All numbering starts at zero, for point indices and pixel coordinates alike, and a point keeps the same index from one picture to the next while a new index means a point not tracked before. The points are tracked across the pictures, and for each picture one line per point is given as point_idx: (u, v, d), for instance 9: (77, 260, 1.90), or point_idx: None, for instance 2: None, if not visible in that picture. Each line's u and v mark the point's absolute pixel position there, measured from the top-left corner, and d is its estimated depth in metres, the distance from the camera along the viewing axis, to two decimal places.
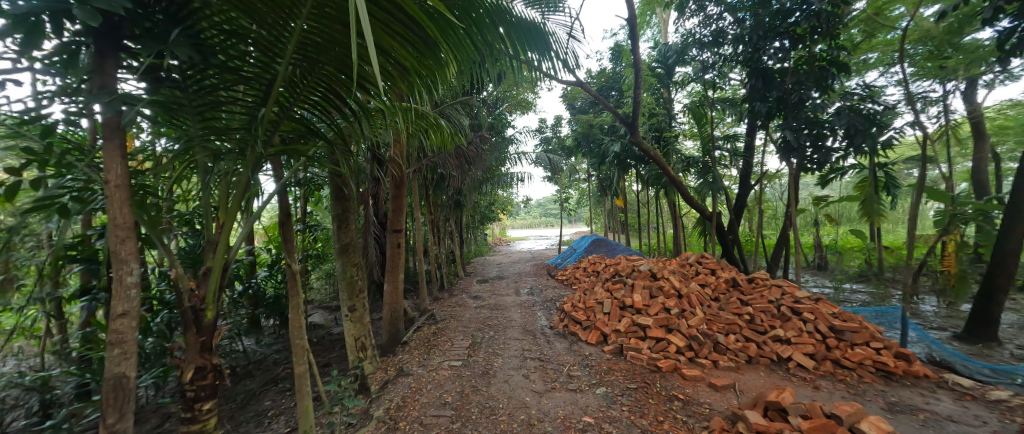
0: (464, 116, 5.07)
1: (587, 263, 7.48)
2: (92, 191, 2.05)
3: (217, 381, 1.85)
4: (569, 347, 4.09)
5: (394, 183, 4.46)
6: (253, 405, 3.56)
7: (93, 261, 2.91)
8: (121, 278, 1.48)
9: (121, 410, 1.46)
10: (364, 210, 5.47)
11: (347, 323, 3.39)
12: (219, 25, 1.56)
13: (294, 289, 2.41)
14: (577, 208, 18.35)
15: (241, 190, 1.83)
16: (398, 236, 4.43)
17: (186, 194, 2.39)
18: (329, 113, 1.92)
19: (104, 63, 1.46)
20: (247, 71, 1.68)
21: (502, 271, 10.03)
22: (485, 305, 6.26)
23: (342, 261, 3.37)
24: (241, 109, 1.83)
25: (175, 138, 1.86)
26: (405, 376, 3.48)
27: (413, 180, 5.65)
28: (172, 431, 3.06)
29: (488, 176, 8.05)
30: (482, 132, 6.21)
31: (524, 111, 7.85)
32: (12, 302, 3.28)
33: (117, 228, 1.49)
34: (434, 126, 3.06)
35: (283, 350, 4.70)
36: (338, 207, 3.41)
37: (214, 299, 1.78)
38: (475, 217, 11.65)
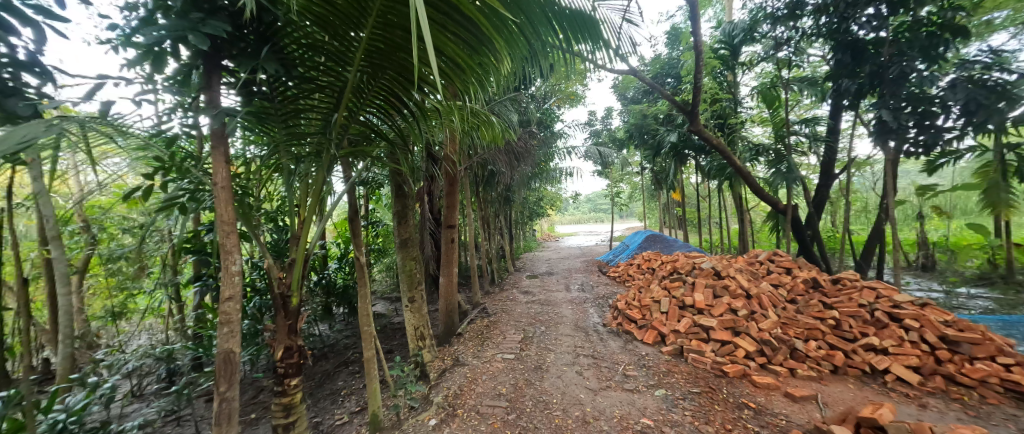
0: (513, 113, 5.10)
1: (642, 260, 7.17)
2: (203, 192, 2.40)
3: (302, 360, 2.06)
4: (624, 346, 3.97)
5: (447, 180, 4.62)
6: (329, 384, 3.93)
7: (203, 252, 3.41)
8: (226, 267, 1.71)
9: (229, 380, 1.69)
10: (420, 207, 5.74)
11: (407, 313, 3.59)
12: (298, 40, 1.72)
13: (362, 280, 2.61)
14: (629, 203, 17.64)
15: (317, 189, 2.02)
16: (452, 232, 4.58)
17: (272, 194, 2.69)
18: (391, 116, 2.03)
19: (211, 81, 1.68)
20: (322, 80, 1.84)
21: (552, 267, 9.98)
22: (536, 300, 6.27)
23: (402, 255, 3.58)
24: (317, 115, 2.00)
25: (263, 145, 2.09)
26: (461, 365, 3.61)
27: (465, 177, 5.81)
28: (265, 403, 3.48)
29: (537, 172, 8.02)
30: (530, 127, 6.20)
31: (572, 104, 7.68)
32: (144, 286, 3.94)
33: (222, 223, 1.72)
34: (485, 125, 3.10)
35: (351, 336, 5.12)
36: (398, 204, 3.62)
37: (297, 287, 1.98)
38: (524, 212, 11.71)
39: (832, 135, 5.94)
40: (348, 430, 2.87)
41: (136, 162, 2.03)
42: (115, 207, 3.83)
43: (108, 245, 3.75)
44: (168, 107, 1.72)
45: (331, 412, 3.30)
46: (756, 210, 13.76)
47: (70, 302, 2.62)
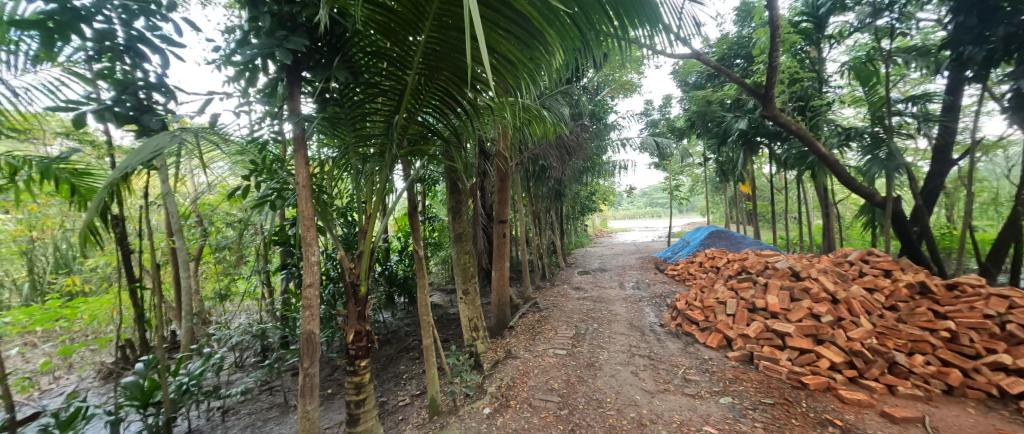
0: (565, 106, 5.03)
1: (705, 258, 6.71)
2: (287, 191, 2.70)
3: (370, 344, 2.25)
4: (684, 348, 3.77)
5: (499, 176, 4.69)
6: (392, 367, 4.23)
7: (288, 243, 3.84)
8: (307, 257, 1.92)
9: (311, 358, 1.90)
10: (474, 202, 5.90)
11: (462, 305, 3.73)
12: (364, 49, 1.87)
13: (420, 272, 2.76)
14: (690, 196, 16.54)
15: (381, 187, 2.18)
16: (503, 226, 4.65)
17: (343, 192, 2.95)
18: (446, 115, 2.12)
19: (293, 92, 1.90)
20: (385, 85, 1.98)
21: (604, 263, 9.73)
22: (588, 296, 6.17)
23: (457, 249, 3.73)
24: (381, 118, 2.16)
25: (336, 147, 2.30)
26: (514, 358, 3.69)
27: (516, 172, 5.87)
28: (338, 381, 3.85)
29: (589, 165, 7.84)
30: (582, 120, 6.07)
31: (627, 94, 7.37)
32: (243, 273, 4.56)
33: (304, 219, 1.93)
34: (538, 120, 3.12)
35: (411, 324, 5.46)
36: (453, 200, 3.77)
37: (365, 277, 2.16)
38: (576, 207, 11.54)
39: (948, 114, 5.04)
40: (410, 412, 3.07)
41: (235, 165, 2.35)
42: (221, 204, 4.48)
43: (215, 236, 4.39)
44: (260, 117, 1.98)
45: (394, 393, 3.55)
46: (844, 203, 12.14)
47: (189, 285, 3.11)
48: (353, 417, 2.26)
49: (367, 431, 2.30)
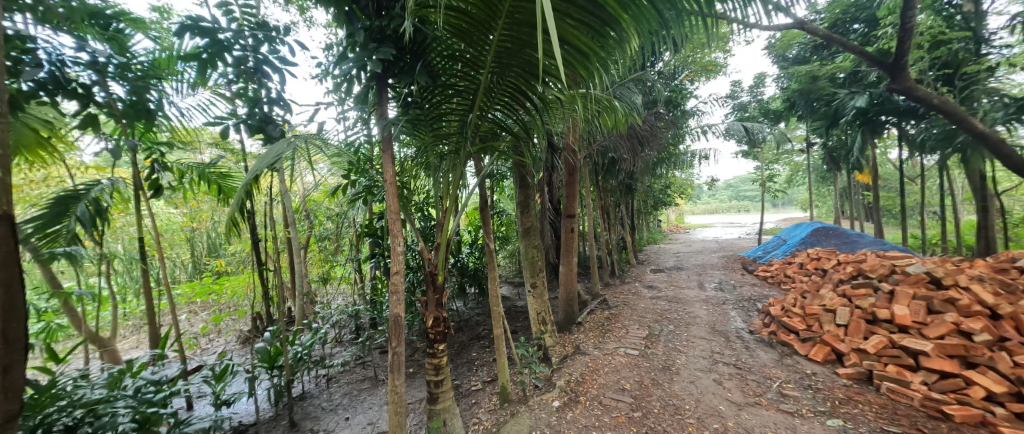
0: (638, 94, 4.76)
1: (807, 259, 5.87)
2: (377, 188, 2.99)
3: (447, 329, 2.41)
4: (779, 360, 3.36)
5: (567, 170, 4.61)
6: (465, 353, 4.48)
7: (374, 235, 4.23)
8: (393, 248, 2.12)
9: (398, 338, 2.10)
10: (541, 196, 5.90)
11: (530, 298, 3.76)
12: (441, 53, 1.97)
13: (491, 264, 2.85)
14: (787, 188, 14.52)
15: (456, 183, 2.30)
16: (572, 221, 4.55)
17: (422, 188, 3.17)
18: (516, 111, 2.16)
19: (381, 98, 2.09)
20: (459, 85, 2.07)
21: (681, 262, 9.06)
22: (662, 296, 5.82)
23: (525, 243, 3.77)
24: (456, 117, 2.27)
25: (416, 147, 2.48)
26: (583, 354, 3.65)
27: (585, 166, 5.73)
28: (418, 361, 4.20)
29: (665, 156, 7.33)
30: (657, 108, 5.69)
31: (710, 76, 6.70)
32: (340, 260, 5.18)
33: (390, 212, 2.12)
34: (609, 111, 3.00)
35: (482, 314, 5.70)
36: (522, 194, 3.82)
37: (442, 266, 2.31)
38: (649, 201, 10.89)
39: None
40: (482, 397, 3.22)
41: (335, 166, 2.68)
42: (322, 200, 5.13)
43: (319, 228, 5.07)
44: (354, 122, 2.22)
45: (467, 378, 3.75)
46: (1010, 194, 9.57)
47: (301, 269, 3.62)
48: (433, 396, 2.45)
49: (445, 410, 2.47)
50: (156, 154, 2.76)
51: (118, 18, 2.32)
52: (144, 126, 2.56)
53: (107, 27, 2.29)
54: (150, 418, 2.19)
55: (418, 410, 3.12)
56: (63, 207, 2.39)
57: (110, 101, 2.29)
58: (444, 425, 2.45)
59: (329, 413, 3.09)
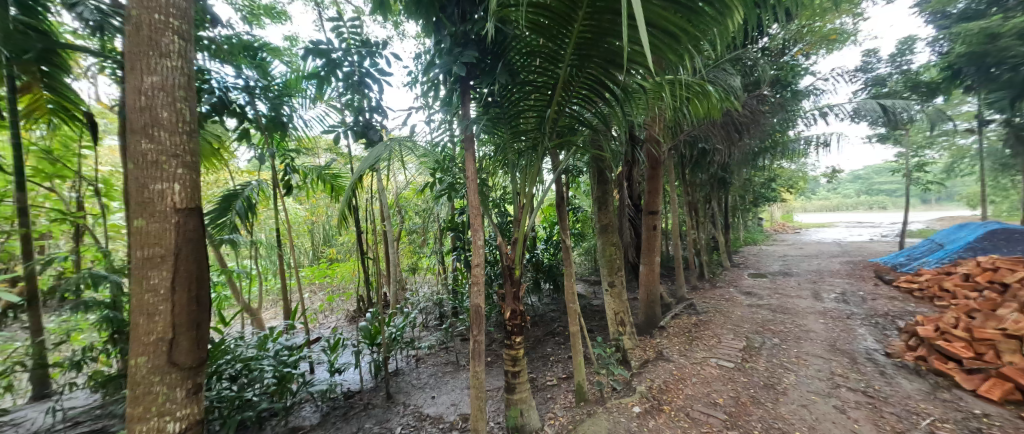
0: (737, 75, 4.23)
1: (977, 270, 4.64)
2: (459, 185, 3.16)
3: (523, 322, 2.45)
4: (929, 393, 2.73)
5: (650, 163, 4.32)
6: (540, 348, 4.51)
7: (456, 229, 4.48)
8: (474, 241, 2.21)
9: (479, 327, 2.20)
10: (621, 192, 5.64)
11: (608, 297, 3.62)
12: (521, 51, 1.99)
13: (568, 260, 2.79)
14: (944, 180, 11.61)
15: (533, 179, 2.31)
16: (654, 218, 4.21)
17: (500, 185, 3.24)
18: (595, 104, 2.09)
19: (464, 100, 2.20)
20: (538, 82, 2.07)
21: (788, 266, 7.90)
22: (763, 304, 5.14)
23: (602, 240, 3.63)
24: (533, 114, 2.27)
25: (495, 145, 2.56)
26: (667, 360, 3.42)
27: (671, 158, 5.31)
28: (495, 351, 4.36)
29: (770, 144, 6.42)
30: (761, 90, 5.00)
31: (833, 47, 5.67)
32: (427, 252, 5.61)
33: (472, 207, 2.22)
34: (700, 97, 2.73)
35: (557, 310, 5.68)
36: (599, 190, 3.67)
37: (519, 261, 2.35)
38: (748, 197, 9.68)
39: None
40: (558, 393, 3.22)
41: (422, 165, 2.91)
42: (411, 197, 5.60)
43: (409, 222, 5.55)
44: (440, 124, 2.36)
45: (543, 372, 3.77)
46: None
47: (394, 259, 4.00)
48: (510, 386, 2.51)
49: (522, 401, 2.51)
50: (288, 160, 3.31)
51: (262, 49, 2.83)
52: (279, 136, 3.07)
53: (255, 57, 2.80)
54: (285, 376, 2.66)
55: (496, 397, 3.24)
56: (227, 203, 3.00)
57: (256, 117, 2.81)
58: (521, 415, 2.50)
59: (418, 391, 3.37)
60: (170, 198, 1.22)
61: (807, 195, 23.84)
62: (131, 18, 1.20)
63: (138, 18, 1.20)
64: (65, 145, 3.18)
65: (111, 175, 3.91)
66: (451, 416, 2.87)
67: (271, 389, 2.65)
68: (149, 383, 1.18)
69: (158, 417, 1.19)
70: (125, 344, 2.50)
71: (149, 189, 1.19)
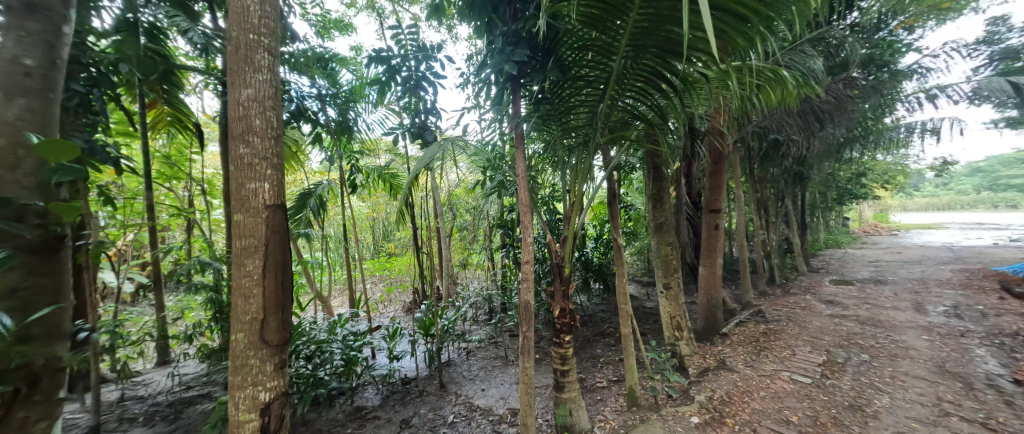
0: (818, 57, 3.83)
1: None
2: (509, 182, 3.21)
3: (573, 322, 2.44)
4: None
5: (711, 158, 4.06)
6: (589, 348, 4.44)
7: (506, 226, 4.55)
8: (523, 238, 2.24)
9: (529, 324, 2.23)
10: (679, 189, 5.36)
11: (662, 300, 3.47)
12: (573, 45, 1.98)
13: (620, 260, 2.71)
14: None
15: (584, 175, 2.28)
16: (715, 217, 3.95)
17: (549, 182, 3.24)
18: (651, 96, 2.03)
19: (515, 98, 2.23)
20: (590, 76, 2.04)
21: (878, 274, 6.99)
22: (846, 315, 4.61)
23: (657, 240, 3.49)
24: (585, 109, 2.24)
25: (546, 142, 2.57)
26: (729, 370, 3.20)
27: (737, 152, 4.94)
28: (544, 348, 4.38)
29: (859, 134, 5.72)
30: (848, 73, 4.46)
31: (943, 18, 4.91)
32: (477, 248, 5.76)
33: (522, 204, 2.24)
34: (769, 82, 2.53)
35: (607, 311, 5.56)
36: (655, 187, 3.52)
37: (569, 259, 2.34)
38: (829, 194, 8.71)
39: None
40: (608, 395, 3.15)
41: (473, 164, 3.00)
42: (463, 195, 5.78)
43: (461, 218, 5.74)
44: (491, 123, 2.41)
45: (593, 373, 3.71)
46: None
47: (446, 254, 4.16)
48: (560, 384, 2.50)
49: (572, 400, 2.50)
50: (353, 160, 3.58)
51: (332, 59, 3.10)
52: (346, 139, 3.34)
53: (326, 67, 3.08)
54: (351, 360, 2.91)
55: (545, 395, 3.26)
56: (302, 201, 3.33)
57: (327, 121, 3.08)
58: (571, 414, 2.48)
59: (469, 382, 3.49)
60: (262, 196, 1.39)
61: (906, 192, 20.76)
62: (233, 38, 1.38)
63: (238, 38, 1.38)
64: (178, 151, 3.75)
65: (213, 176, 4.53)
66: (501, 409, 2.94)
67: (339, 371, 2.91)
68: (246, 356, 1.36)
69: (253, 386, 1.37)
70: (224, 322, 2.89)
71: (246, 187, 1.37)
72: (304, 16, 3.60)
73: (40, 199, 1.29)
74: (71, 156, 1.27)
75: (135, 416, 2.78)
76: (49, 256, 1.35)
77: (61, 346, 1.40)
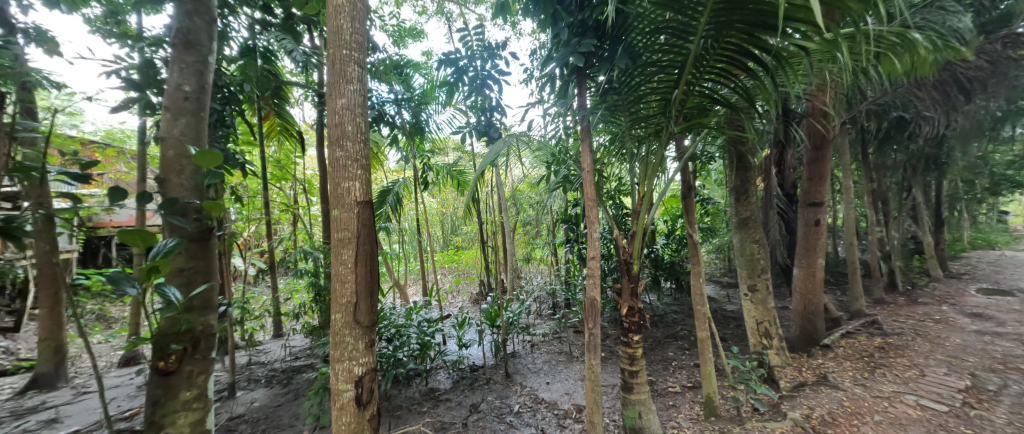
0: (966, 13, 3.10)
1: None
2: (573, 177, 3.15)
3: (643, 321, 2.33)
4: None
5: (811, 144, 3.53)
6: (660, 350, 4.20)
7: (570, 221, 4.50)
8: (589, 234, 2.19)
9: (594, 321, 2.18)
10: (768, 180, 4.77)
11: (747, 303, 3.14)
12: (643, 30, 1.87)
13: (696, 259, 2.50)
14: None
15: (655, 167, 2.14)
16: (817, 212, 3.44)
17: (616, 175, 3.11)
18: (735, 77, 1.85)
19: (581, 90, 2.17)
20: (664, 61, 1.92)
21: None
22: (1002, 334, 3.70)
23: (740, 236, 3.15)
24: (657, 96, 2.11)
25: (613, 134, 2.47)
26: (833, 388, 2.78)
27: (845, 136, 4.24)
28: (611, 347, 4.25)
29: None
30: (1011, 28, 3.54)
31: None
32: (541, 243, 5.78)
33: (588, 199, 2.19)
34: (892, 49, 2.12)
35: (680, 313, 5.20)
36: (739, 178, 3.18)
37: (638, 255, 2.23)
38: (978, 183, 7.03)
39: None
40: (682, 402, 2.96)
41: (537, 159, 3.00)
42: (526, 190, 5.85)
43: (525, 213, 5.82)
44: (555, 116, 2.38)
45: (664, 377, 3.50)
46: None
47: (511, 248, 4.25)
48: (627, 385, 2.41)
49: (641, 403, 2.38)
50: (425, 160, 3.83)
51: (408, 66, 3.35)
52: (419, 139, 3.59)
53: (402, 74, 3.34)
54: (425, 344, 3.14)
55: (611, 394, 3.17)
56: (382, 198, 3.67)
57: (402, 124, 3.36)
58: (640, 417, 2.37)
59: (534, 374, 3.54)
60: (354, 194, 1.48)
61: None
62: (330, 56, 1.51)
63: (333, 55, 1.51)
64: (286, 156, 4.36)
65: (312, 177, 5.20)
66: (566, 404, 2.94)
67: (416, 353, 3.18)
68: (343, 334, 1.46)
69: (349, 361, 1.46)
70: (321, 304, 3.33)
71: (341, 186, 1.48)
72: (382, 28, 3.93)
73: (195, 200, 1.72)
74: (216, 163, 1.58)
75: (258, 378, 3.34)
76: (202, 245, 1.79)
77: (213, 315, 1.82)
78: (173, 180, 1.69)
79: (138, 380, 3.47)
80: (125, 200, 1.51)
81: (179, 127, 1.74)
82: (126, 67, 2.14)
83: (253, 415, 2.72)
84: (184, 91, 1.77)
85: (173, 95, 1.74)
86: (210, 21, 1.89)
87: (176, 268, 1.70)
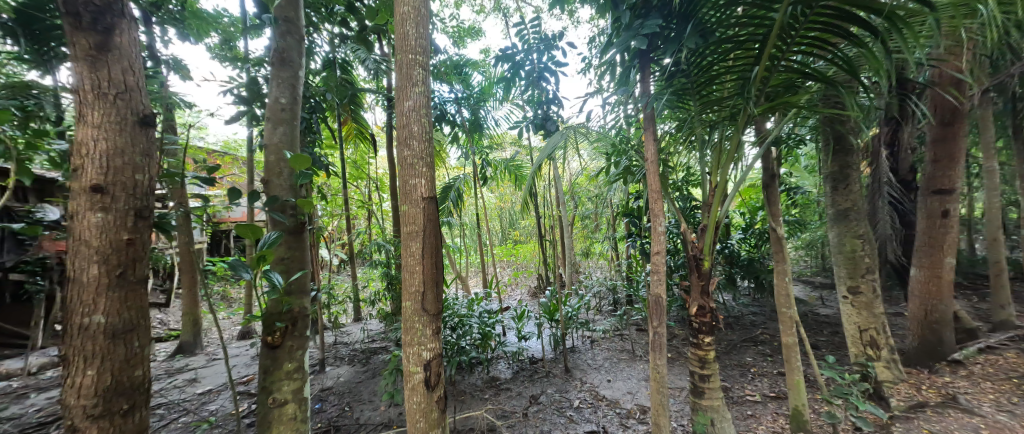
0: None
1: None
2: (634, 168, 3.00)
3: (715, 322, 2.15)
4: None
5: (937, 118, 2.93)
6: (736, 354, 3.84)
7: (632, 213, 4.30)
8: (654, 227, 2.07)
9: (659, 318, 2.06)
10: (876, 165, 4.08)
11: (847, 307, 2.73)
12: (717, 3, 1.72)
13: (780, 254, 2.23)
14: None
15: (730, 154, 1.96)
16: (945, 200, 2.85)
17: (682, 165, 2.90)
18: (832, 46, 1.61)
19: (644, 74, 2.04)
20: (741, 36, 1.75)
21: None
22: None
23: (838, 230, 2.75)
24: (732, 76, 1.93)
25: (680, 121, 2.30)
26: (965, 413, 2.31)
27: (985, 106, 3.45)
28: (679, 348, 3.99)
29: None
30: None
31: None
32: (601, 237, 5.61)
33: (652, 190, 2.07)
34: None
35: (760, 316, 4.70)
36: (837, 162, 2.77)
37: (709, 251, 2.06)
38: None
39: None
40: (762, 413, 2.69)
41: (596, 151, 2.92)
42: (584, 183, 5.73)
43: (584, 206, 5.70)
44: (615, 105, 2.28)
45: (741, 383, 3.21)
46: None
47: (570, 242, 4.19)
48: (697, 388, 2.25)
49: (712, 409, 2.20)
50: (484, 155, 3.94)
51: (467, 65, 3.48)
52: (478, 136, 3.69)
53: (461, 73, 3.47)
54: (486, 334, 3.24)
55: (680, 398, 3.00)
56: (445, 193, 3.86)
57: (462, 122, 3.50)
58: (713, 425, 2.18)
59: (594, 371, 3.49)
60: (420, 190, 1.57)
61: None
62: (398, 61, 1.62)
63: (400, 61, 1.62)
64: (361, 157, 4.79)
65: (384, 176, 5.65)
66: (628, 403, 2.85)
67: (477, 342, 3.30)
68: (413, 320, 1.57)
69: (418, 346, 1.57)
70: (393, 292, 3.62)
71: (410, 183, 1.58)
72: (444, 29, 4.10)
73: (291, 198, 1.98)
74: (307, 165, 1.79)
75: (342, 357, 3.74)
76: (297, 237, 2.05)
77: (308, 299, 2.08)
78: (274, 181, 1.97)
79: (252, 351, 4.13)
80: (240, 199, 1.78)
81: (278, 135, 2.00)
82: (237, 86, 2.52)
83: (339, 389, 3.08)
84: (280, 103, 2.03)
85: (273, 108, 2.02)
86: (299, 39, 2.13)
87: (279, 256, 1.98)
